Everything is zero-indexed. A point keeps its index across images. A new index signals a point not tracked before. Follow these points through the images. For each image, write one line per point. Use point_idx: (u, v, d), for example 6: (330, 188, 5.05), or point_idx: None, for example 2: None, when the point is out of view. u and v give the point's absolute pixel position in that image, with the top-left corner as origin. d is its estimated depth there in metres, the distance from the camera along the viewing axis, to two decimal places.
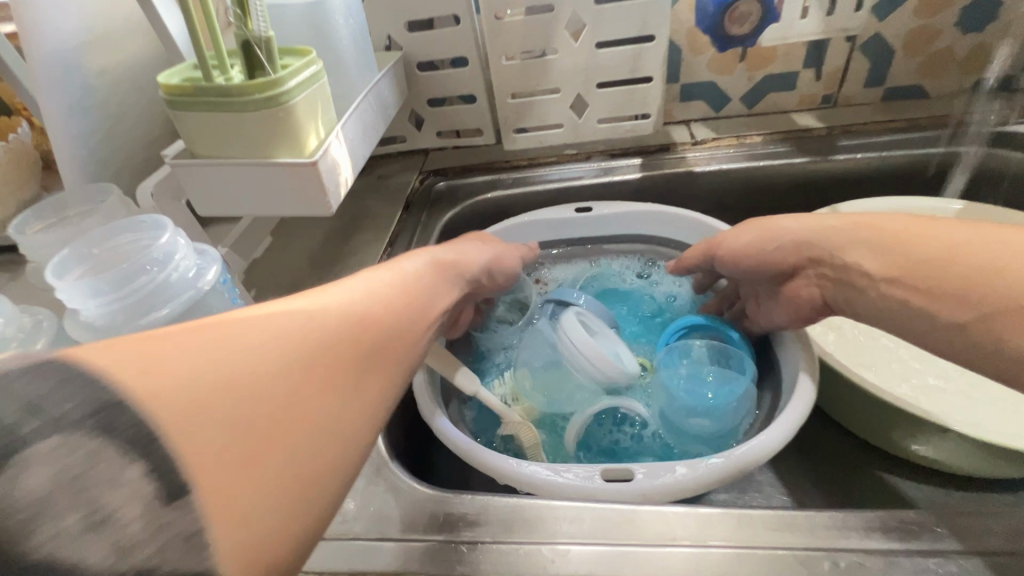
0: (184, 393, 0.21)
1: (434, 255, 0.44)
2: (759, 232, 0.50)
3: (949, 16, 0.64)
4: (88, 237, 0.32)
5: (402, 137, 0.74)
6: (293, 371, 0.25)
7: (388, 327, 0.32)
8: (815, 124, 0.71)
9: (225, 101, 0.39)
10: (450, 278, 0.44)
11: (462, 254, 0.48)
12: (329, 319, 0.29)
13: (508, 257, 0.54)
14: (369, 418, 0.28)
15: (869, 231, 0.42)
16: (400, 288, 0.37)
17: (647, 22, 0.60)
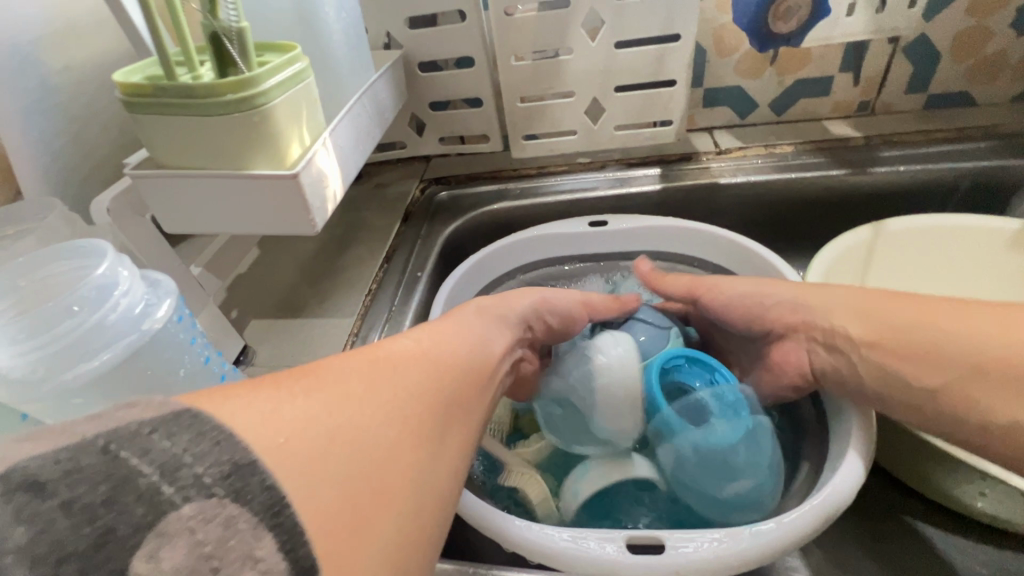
0: (301, 449, 0.20)
1: (487, 301, 0.41)
2: (746, 287, 0.47)
3: (1003, 16, 0.59)
4: (14, 264, 0.27)
5: (402, 143, 0.69)
6: (391, 426, 0.24)
7: (461, 378, 0.31)
8: (852, 133, 0.65)
9: (191, 102, 0.33)
10: (506, 324, 0.41)
11: (509, 295, 0.43)
12: (414, 371, 0.28)
13: (564, 298, 0.47)
14: (454, 476, 0.27)
15: (851, 297, 0.41)
16: (467, 336, 0.35)
17: (672, 20, 0.54)
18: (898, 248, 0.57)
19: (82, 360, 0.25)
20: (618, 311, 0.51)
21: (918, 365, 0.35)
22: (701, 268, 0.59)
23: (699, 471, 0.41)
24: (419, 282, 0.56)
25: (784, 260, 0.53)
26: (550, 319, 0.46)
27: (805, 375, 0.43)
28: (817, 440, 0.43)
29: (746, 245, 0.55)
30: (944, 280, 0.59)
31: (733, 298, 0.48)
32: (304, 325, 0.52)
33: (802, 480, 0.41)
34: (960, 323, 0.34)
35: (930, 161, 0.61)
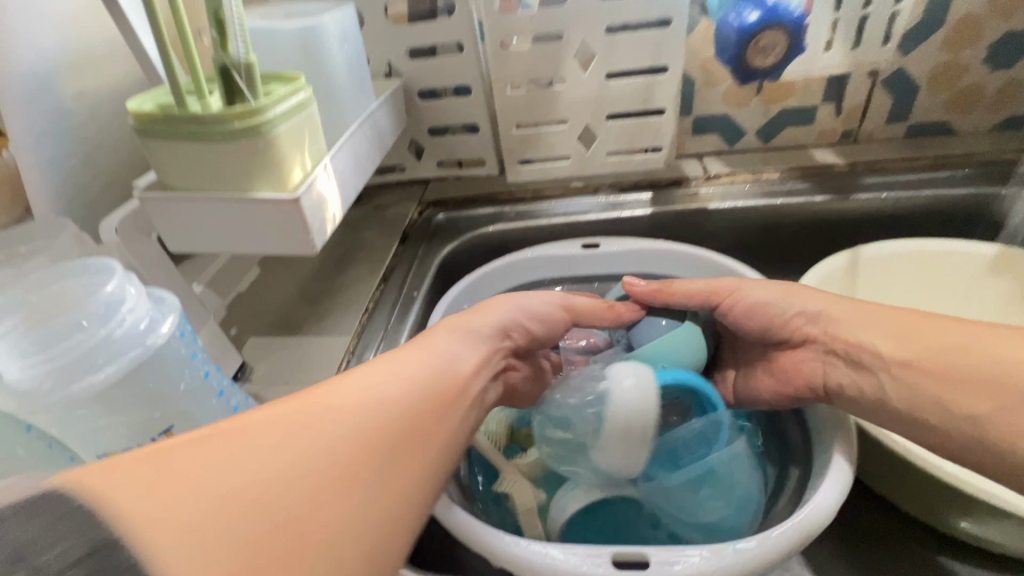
0: (197, 522, 0.21)
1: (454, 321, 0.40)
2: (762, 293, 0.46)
3: (978, 51, 0.61)
4: (26, 282, 0.28)
5: (402, 166, 0.71)
6: (308, 482, 0.24)
7: (413, 414, 0.30)
8: (836, 161, 0.67)
9: (200, 131, 0.35)
10: (480, 339, 0.40)
11: (489, 307, 0.43)
12: (351, 415, 0.28)
13: (549, 309, 0.46)
14: (394, 516, 0.26)
15: (887, 315, 0.41)
16: (427, 362, 0.34)
17: (659, 53, 0.57)
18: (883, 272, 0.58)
19: (87, 372, 0.27)
20: (608, 318, 0.50)
21: (961, 390, 0.35)
22: None
23: (684, 496, 0.41)
24: (415, 301, 0.57)
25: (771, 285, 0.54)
26: (533, 328, 0.45)
27: (816, 388, 0.43)
28: (801, 460, 0.44)
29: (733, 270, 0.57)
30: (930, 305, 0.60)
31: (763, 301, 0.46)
32: (303, 343, 0.53)
33: (787, 498, 0.42)
34: (964, 337, 0.36)
35: (911, 188, 0.63)
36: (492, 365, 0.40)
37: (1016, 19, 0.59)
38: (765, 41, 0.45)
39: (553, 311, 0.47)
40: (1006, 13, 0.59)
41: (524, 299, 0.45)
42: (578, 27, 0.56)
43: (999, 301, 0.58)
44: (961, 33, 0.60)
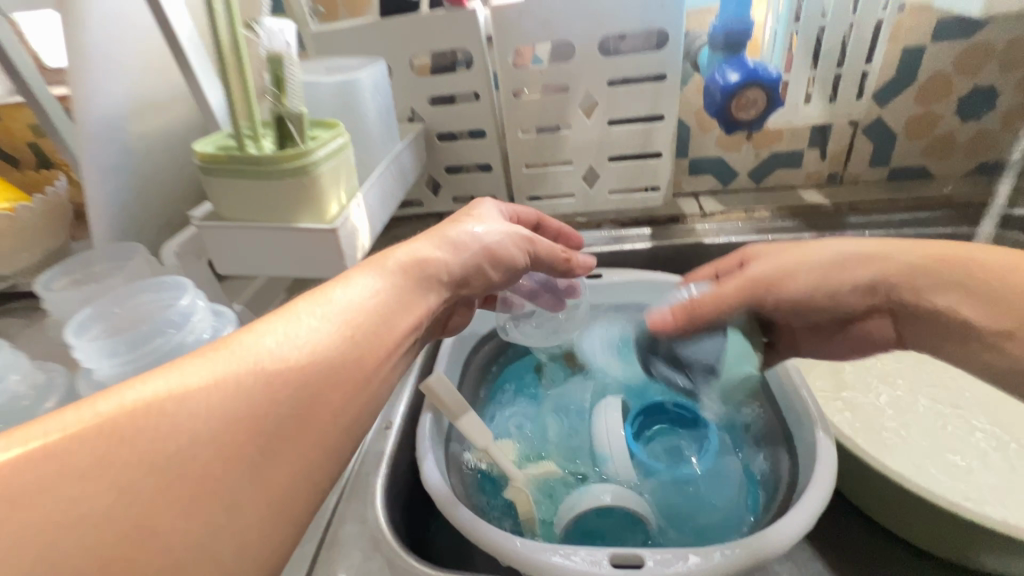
0: (86, 513, 0.21)
1: (381, 264, 0.37)
2: (815, 251, 0.46)
3: (949, 104, 0.67)
4: (112, 295, 0.33)
5: (419, 201, 0.77)
6: (190, 468, 0.24)
7: (311, 381, 0.29)
8: (822, 202, 0.72)
9: (256, 169, 0.41)
10: (413, 279, 0.38)
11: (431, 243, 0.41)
12: (240, 388, 0.27)
13: (504, 248, 0.44)
14: (289, 490, 0.27)
15: (953, 267, 0.40)
16: (337, 318, 0.32)
17: (657, 103, 0.63)
18: None
19: None
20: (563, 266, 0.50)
21: None
22: None
23: (682, 505, 0.47)
24: None
25: None
26: (490, 271, 0.44)
27: (890, 338, 0.47)
28: (785, 443, 0.50)
29: None
30: None
31: (808, 273, 0.46)
32: None
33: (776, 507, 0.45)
34: (1007, 310, 0.38)
35: (892, 228, 0.67)
36: (426, 301, 0.38)
37: (982, 77, 0.65)
38: (747, 97, 0.50)
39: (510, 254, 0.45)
40: (973, 71, 0.65)
41: (486, 236, 0.43)
42: (583, 81, 0.63)
43: None
44: (932, 87, 0.66)
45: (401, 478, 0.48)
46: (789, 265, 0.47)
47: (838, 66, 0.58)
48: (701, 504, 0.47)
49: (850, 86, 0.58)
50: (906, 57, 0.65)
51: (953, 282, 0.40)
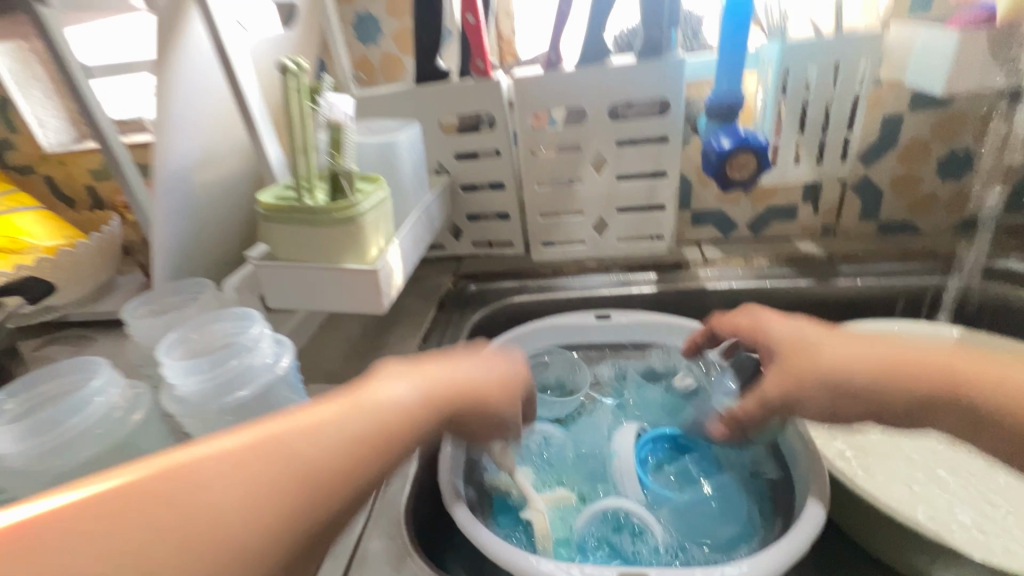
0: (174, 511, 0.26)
1: (423, 374, 0.39)
2: (833, 357, 0.45)
3: (929, 165, 0.73)
4: (192, 322, 0.39)
5: (441, 245, 0.83)
6: (225, 533, 0.26)
7: (334, 491, 0.30)
8: (816, 251, 0.77)
9: (310, 216, 0.47)
10: (446, 397, 0.39)
11: (465, 363, 0.43)
12: (282, 468, 0.29)
13: (518, 378, 0.47)
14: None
15: (953, 397, 0.40)
16: (378, 421, 0.34)
17: (660, 161, 0.70)
18: None
19: (233, 391, 0.36)
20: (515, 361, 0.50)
21: None
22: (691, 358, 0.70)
23: (697, 521, 0.52)
24: None
25: None
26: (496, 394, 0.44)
27: None
28: (782, 472, 0.54)
29: None
30: None
31: (828, 391, 0.45)
32: None
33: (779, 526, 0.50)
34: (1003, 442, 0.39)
35: (883, 277, 0.72)
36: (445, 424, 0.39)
37: (957, 141, 0.72)
38: (740, 159, 0.56)
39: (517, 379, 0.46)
40: (949, 136, 0.71)
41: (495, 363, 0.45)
42: (593, 141, 0.70)
43: None
44: (913, 150, 0.73)
45: (420, 498, 0.51)
46: (809, 376, 0.46)
47: (822, 132, 0.64)
48: (720, 520, 0.52)
49: (834, 149, 0.65)
50: (886, 123, 0.71)
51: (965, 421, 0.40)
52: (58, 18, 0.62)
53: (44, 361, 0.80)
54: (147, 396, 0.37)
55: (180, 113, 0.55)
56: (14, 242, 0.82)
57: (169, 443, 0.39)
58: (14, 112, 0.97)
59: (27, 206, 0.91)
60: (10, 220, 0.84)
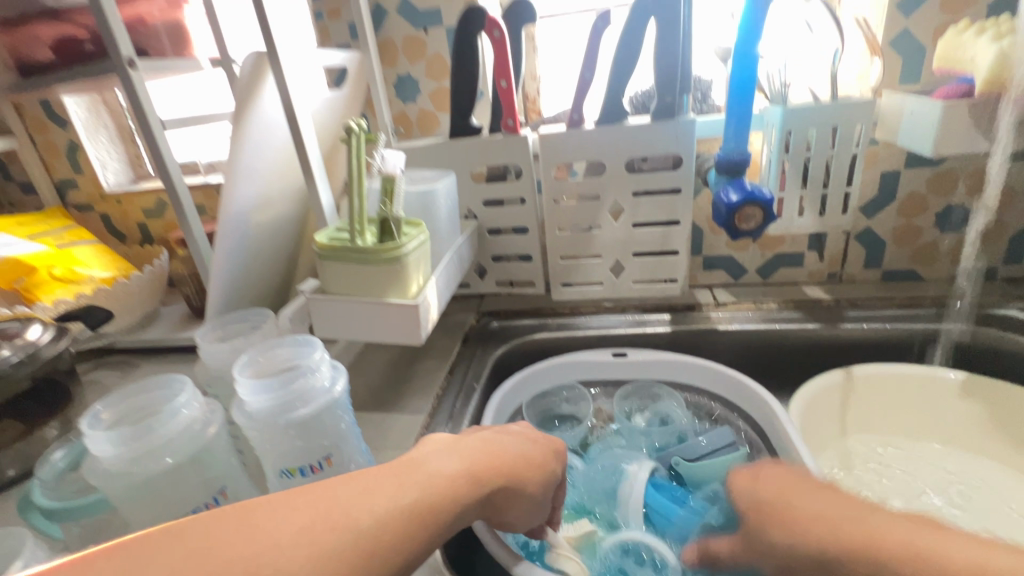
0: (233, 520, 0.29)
1: (461, 451, 0.40)
2: (786, 534, 0.39)
3: (928, 217, 0.78)
4: (259, 347, 0.45)
5: (467, 283, 0.89)
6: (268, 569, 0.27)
7: (381, 544, 0.30)
8: (823, 296, 0.81)
9: (361, 255, 0.53)
10: (483, 466, 0.40)
11: (499, 440, 0.44)
12: (326, 516, 0.30)
13: (545, 453, 0.46)
14: None
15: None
16: (421, 484, 0.35)
17: (674, 211, 0.75)
18: (868, 392, 0.70)
19: (295, 408, 0.40)
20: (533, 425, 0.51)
21: None
22: (705, 396, 0.73)
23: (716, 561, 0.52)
24: (475, 391, 0.71)
25: (770, 395, 0.67)
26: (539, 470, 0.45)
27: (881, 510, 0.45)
28: None
29: (739, 380, 0.70)
30: (911, 423, 0.71)
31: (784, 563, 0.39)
32: (387, 418, 0.66)
33: None
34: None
35: (887, 321, 0.75)
36: (486, 497, 0.39)
37: (953, 197, 0.77)
38: (747, 211, 0.62)
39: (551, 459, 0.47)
40: (944, 192, 0.76)
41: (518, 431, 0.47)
42: (611, 192, 0.76)
43: (975, 423, 0.68)
44: (911, 204, 0.78)
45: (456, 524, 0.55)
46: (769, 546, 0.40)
47: (824, 187, 0.70)
48: None
49: (836, 203, 0.70)
50: (884, 179, 0.77)
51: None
52: (142, 79, 0.70)
53: (93, 384, 0.85)
54: (218, 412, 0.42)
55: (248, 165, 0.62)
56: (75, 273, 0.89)
57: (233, 456, 0.43)
58: (82, 156, 1.06)
59: (85, 240, 0.99)
60: (71, 253, 0.92)
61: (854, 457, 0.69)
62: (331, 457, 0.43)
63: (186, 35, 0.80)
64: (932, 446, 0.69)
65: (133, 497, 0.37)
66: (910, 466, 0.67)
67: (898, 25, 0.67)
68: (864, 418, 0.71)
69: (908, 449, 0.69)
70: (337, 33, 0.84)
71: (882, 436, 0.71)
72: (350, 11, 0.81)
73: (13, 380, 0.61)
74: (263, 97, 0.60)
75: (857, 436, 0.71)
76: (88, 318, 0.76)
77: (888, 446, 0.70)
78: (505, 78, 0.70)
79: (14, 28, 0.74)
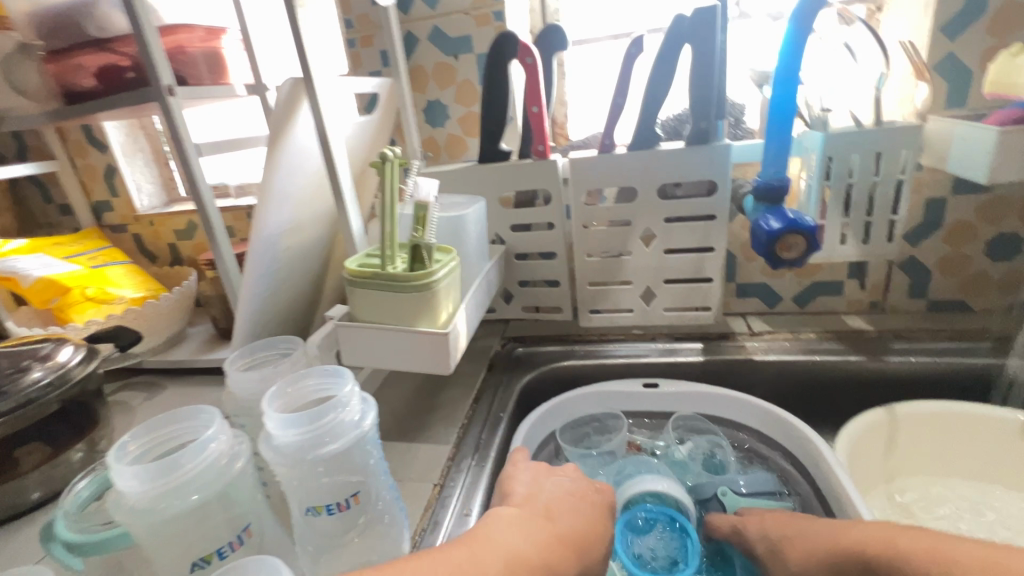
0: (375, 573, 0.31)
1: (527, 527, 0.41)
2: None
3: (978, 246, 0.74)
4: (288, 377, 0.43)
5: (493, 308, 0.88)
6: None
7: None
8: (865, 327, 0.78)
9: (391, 283, 0.52)
10: (551, 552, 0.39)
11: (560, 510, 0.44)
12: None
13: (599, 515, 0.45)
14: None
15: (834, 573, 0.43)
16: (499, 571, 0.35)
17: (707, 238, 0.73)
18: (920, 431, 0.66)
19: (323, 444, 0.39)
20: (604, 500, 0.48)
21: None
22: (742, 431, 0.69)
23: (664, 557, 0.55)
24: (501, 421, 0.69)
25: (814, 431, 0.63)
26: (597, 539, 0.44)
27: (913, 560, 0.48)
28: None
29: (782, 417, 0.66)
30: (970, 464, 0.66)
31: None
32: (411, 447, 0.64)
33: None
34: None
35: (936, 354, 0.71)
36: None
37: (1004, 225, 0.73)
38: (790, 240, 0.59)
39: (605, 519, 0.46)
40: (995, 220, 0.73)
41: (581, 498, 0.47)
42: (642, 218, 0.74)
43: None
44: (958, 232, 0.74)
45: None
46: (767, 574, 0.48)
47: (868, 215, 0.67)
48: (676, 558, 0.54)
49: (881, 232, 0.67)
50: (929, 206, 0.74)
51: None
52: (180, 106, 0.72)
53: (120, 404, 0.85)
54: (246, 445, 0.41)
55: (280, 190, 0.62)
56: (106, 292, 0.90)
57: (257, 491, 0.42)
58: (118, 178, 1.08)
59: (118, 261, 1.00)
60: (103, 273, 0.94)
61: (909, 500, 0.65)
62: (358, 494, 0.41)
63: (223, 63, 0.81)
64: (995, 490, 0.65)
65: (159, 534, 0.36)
66: (971, 511, 0.62)
67: (943, 49, 0.65)
68: (917, 457, 0.67)
69: (970, 493, 0.65)
70: (369, 59, 0.85)
71: (939, 477, 0.67)
72: (382, 39, 0.83)
73: (42, 403, 0.61)
74: (297, 124, 0.61)
75: (912, 475, 0.67)
76: (117, 339, 0.77)
77: (947, 489, 0.66)
78: (537, 104, 0.69)
79: (61, 57, 0.76)
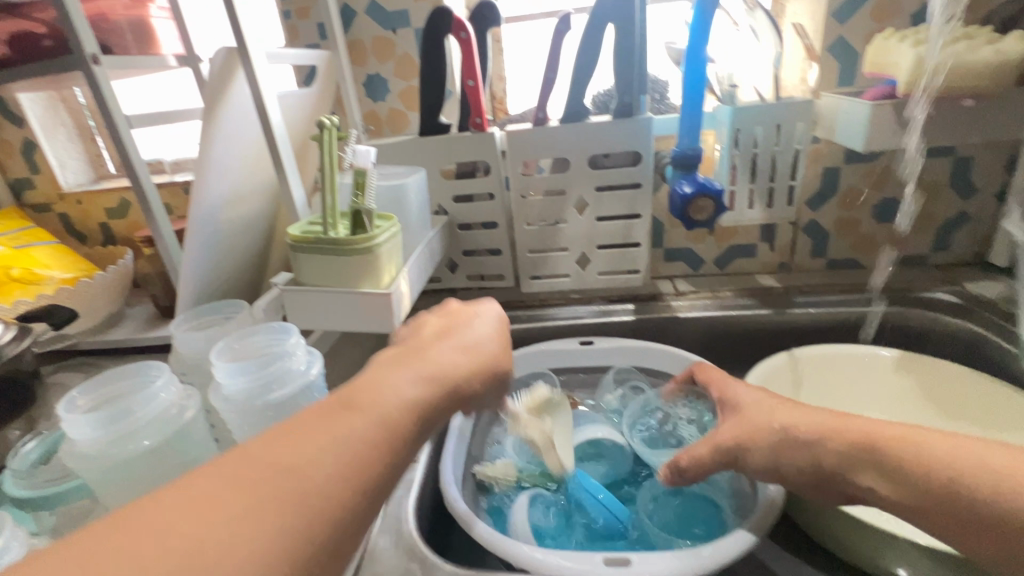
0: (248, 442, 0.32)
1: (410, 359, 0.42)
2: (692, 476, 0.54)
3: (866, 210, 0.85)
4: (235, 336, 0.46)
5: (438, 278, 0.91)
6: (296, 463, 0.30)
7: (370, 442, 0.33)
8: (774, 284, 0.87)
9: (332, 247, 0.54)
10: (435, 372, 0.41)
11: (443, 341, 0.45)
12: (303, 433, 0.32)
13: (492, 347, 0.48)
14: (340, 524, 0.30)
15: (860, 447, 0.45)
16: (378, 394, 0.36)
17: (635, 205, 0.79)
18: (816, 368, 0.75)
19: (272, 391, 0.42)
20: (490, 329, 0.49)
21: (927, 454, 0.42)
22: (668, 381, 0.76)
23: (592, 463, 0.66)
24: None
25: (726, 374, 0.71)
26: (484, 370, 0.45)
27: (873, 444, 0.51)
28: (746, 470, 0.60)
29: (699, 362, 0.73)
30: (860, 398, 0.76)
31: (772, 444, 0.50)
32: None
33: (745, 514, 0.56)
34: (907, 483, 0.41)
35: (831, 305, 0.81)
36: (451, 395, 0.41)
37: (886, 191, 0.83)
38: (700, 203, 0.66)
39: (490, 348, 0.47)
40: (879, 186, 0.83)
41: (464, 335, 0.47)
42: (576, 187, 0.79)
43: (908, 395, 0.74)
44: (850, 197, 0.84)
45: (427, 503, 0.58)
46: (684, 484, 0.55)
47: (772, 181, 0.75)
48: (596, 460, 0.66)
49: (782, 196, 0.75)
50: (826, 174, 0.83)
51: (944, 509, 0.39)
52: (106, 76, 0.70)
53: (57, 386, 0.83)
54: (195, 399, 0.43)
55: (218, 160, 0.63)
56: (33, 273, 0.87)
57: (210, 441, 0.44)
58: (38, 154, 1.03)
59: (43, 241, 0.96)
60: (27, 254, 0.90)
61: None
62: None
63: (151, 33, 0.80)
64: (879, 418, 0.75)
65: (112, 477, 0.38)
66: None
67: (834, 32, 0.73)
68: (822, 394, 0.75)
69: None
70: (305, 31, 0.85)
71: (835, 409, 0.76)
72: (318, 11, 0.83)
73: None
74: (233, 93, 0.61)
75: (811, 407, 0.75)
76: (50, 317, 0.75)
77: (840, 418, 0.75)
78: (473, 77, 0.73)
79: None
